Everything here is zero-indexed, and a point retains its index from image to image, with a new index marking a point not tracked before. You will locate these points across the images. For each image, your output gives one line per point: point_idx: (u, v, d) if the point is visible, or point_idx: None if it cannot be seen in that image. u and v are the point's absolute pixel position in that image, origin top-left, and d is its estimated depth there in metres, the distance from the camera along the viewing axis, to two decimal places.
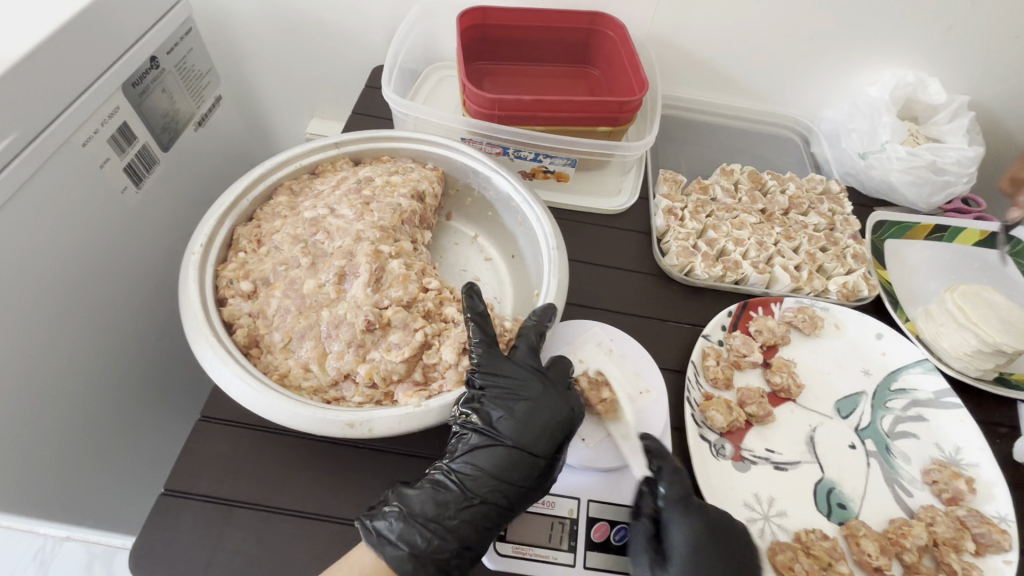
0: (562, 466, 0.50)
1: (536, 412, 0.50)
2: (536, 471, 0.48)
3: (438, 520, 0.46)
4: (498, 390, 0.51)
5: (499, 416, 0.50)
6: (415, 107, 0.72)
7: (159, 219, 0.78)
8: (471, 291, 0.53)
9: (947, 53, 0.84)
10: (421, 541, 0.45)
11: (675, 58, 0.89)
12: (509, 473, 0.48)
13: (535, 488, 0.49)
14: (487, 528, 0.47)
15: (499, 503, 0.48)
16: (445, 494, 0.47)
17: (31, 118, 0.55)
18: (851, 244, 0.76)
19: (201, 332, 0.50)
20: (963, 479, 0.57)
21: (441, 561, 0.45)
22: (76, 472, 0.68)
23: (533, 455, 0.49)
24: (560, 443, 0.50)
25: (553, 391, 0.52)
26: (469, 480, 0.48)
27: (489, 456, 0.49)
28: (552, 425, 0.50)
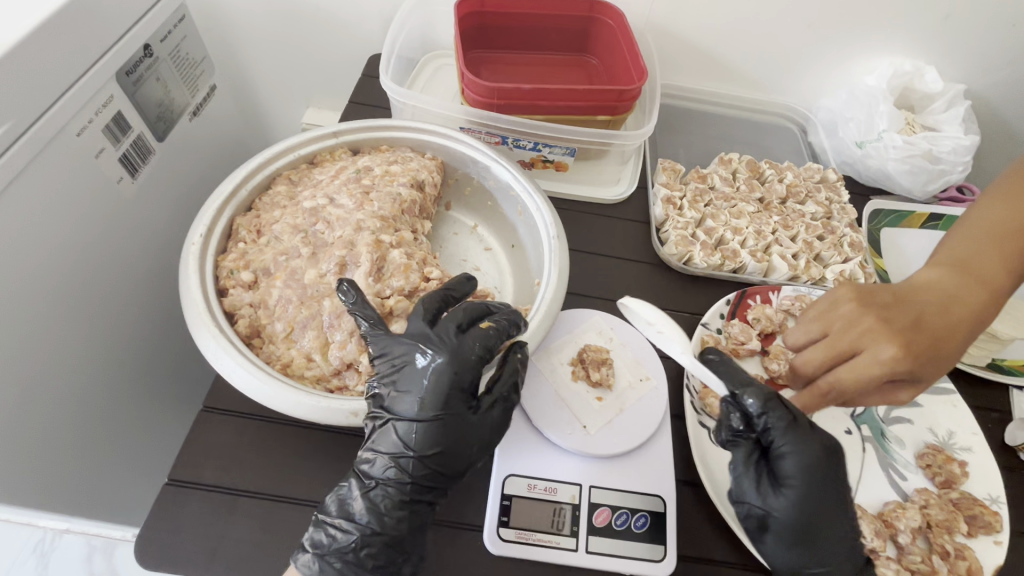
0: (456, 441, 0.46)
1: (425, 380, 0.46)
2: (429, 448, 0.46)
3: (344, 515, 0.46)
4: (385, 370, 0.47)
5: (392, 396, 0.47)
6: (413, 96, 0.71)
7: (156, 210, 0.78)
8: (340, 286, 0.50)
9: (945, 41, 0.84)
10: (326, 539, 0.45)
11: (673, 46, 0.88)
12: (409, 448, 0.46)
13: (441, 456, 0.46)
14: (396, 508, 0.46)
15: (404, 481, 0.46)
16: (348, 491, 0.47)
17: (25, 107, 0.54)
18: (848, 232, 0.76)
19: (203, 323, 0.50)
20: (956, 462, 0.59)
21: (350, 555, 0.45)
22: (78, 465, 0.68)
23: (424, 423, 0.46)
24: (456, 407, 0.46)
25: (441, 351, 0.46)
26: (368, 468, 0.47)
27: (386, 438, 0.46)
28: (442, 390, 0.46)
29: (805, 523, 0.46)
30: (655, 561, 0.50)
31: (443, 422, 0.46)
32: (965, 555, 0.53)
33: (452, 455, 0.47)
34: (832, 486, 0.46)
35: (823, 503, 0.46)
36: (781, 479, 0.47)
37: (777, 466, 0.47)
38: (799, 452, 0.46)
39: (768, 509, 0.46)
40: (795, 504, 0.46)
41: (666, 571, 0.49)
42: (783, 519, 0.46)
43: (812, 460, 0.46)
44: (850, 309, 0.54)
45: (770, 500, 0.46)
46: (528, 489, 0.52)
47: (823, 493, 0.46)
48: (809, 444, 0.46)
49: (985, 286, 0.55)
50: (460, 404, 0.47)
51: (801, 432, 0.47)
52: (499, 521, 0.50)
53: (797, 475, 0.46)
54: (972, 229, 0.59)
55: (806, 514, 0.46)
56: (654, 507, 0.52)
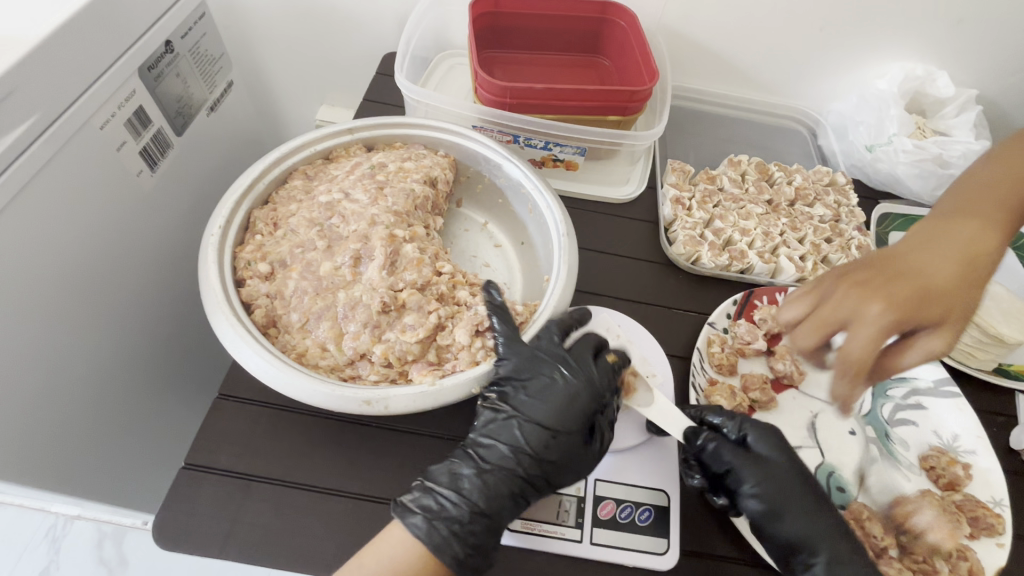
0: (574, 449, 0.50)
1: (555, 398, 0.51)
2: (551, 450, 0.50)
3: (456, 487, 0.48)
4: (510, 373, 0.52)
5: (519, 398, 0.52)
6: (427, 95, 0.73)
7: (174, 203, 0.80)
8: (489, 287, 0.57)
9: (958, 46, 0.84)
10: (435, 505, 0.47)
11: (685, 49, 0.89)
12: (527, 445, 0.50)
13: (552, 462, 0.50)
14: (505, 494, 0.48)
15: (516, 474, 0.49)
16: (460, 467, 0.49)
17: (53, 100, 0.56)
18: (856, 235, 0.77)
19: (221, 311, 0.51)
20: (960, 465, 0.59)
21: (457, 527, 0.46)
22: (95, 450, 0.70)
23: (546, 429, 0.50)
24: (579, 427, 0.51)
25: (578, 373, 0.52)
26: (484, 452, 0.50)
27: (507, 429, 0.51)
28: (569, 408, 0.51)
29: (783, 499, 0.51)
30: (658, 554, 0.50)
31: (567, 437, 0.50)
32: (967, 557, 0.53)
33: (563, 463, 0.50)
34: (790, 486, 0.52)
35: (790, 507, 0.51)
36: (744, 497, 0.52)
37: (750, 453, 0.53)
38: (767, 438, 0.53)
39: (756, 528, 0.51)
40: (769, 515, 0.51)
41: (669, 564, 0.50)
42: (768, 532, 0.51)
43: (758, 470, 0.52)
44: (828, 294, 0.46)
45: (749, 519, 0.52)
46: None
47: (791, 473, 0.52)
48: (768, 429, 0.54)
49: (987, 224, 0.49)
50: (581, 427, 0.51)
51: (741, 447, 0.53)
52: None
53: (755, 489, 0.51)
54: (970, 186, 0.54)
55: (782, 490, 0.51)
56: (657, 501, 0.53)
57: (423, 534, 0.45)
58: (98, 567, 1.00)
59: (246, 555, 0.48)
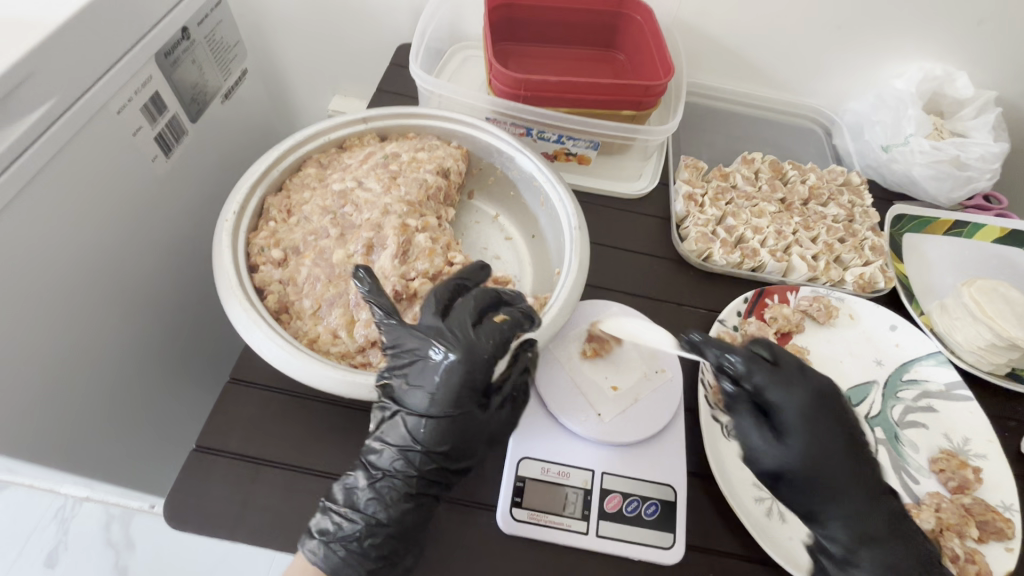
0: (464, 435, 0.48)
1: (439, 377, 0.47)
2: (439, 443, 0.48)
3: (350, 504, 0.47)
4: (396, 363, 0.49)
5: (404, 392, 0.48)
6: (442, 85, 0.72)
7: (187, 190, 0.80)
8: (357, 271, 0.51)
9: (979, 47, 0.83)
10: (332, 526, 0.47)
11: (700, 44, 0.88)
12: (413, 442, 0.48)
13: (443, 452, 0.48)
14: (402, 500, 0.47)
15: (410, 473, 0.48)
16: (354, 482, 0.48)
17: (70, 85, 0.57)
18: (869, 236, 0.76)
19: (235, 295, 0.51)
20: (970, 468, 0.58)
21: (354, 543, 0.46)
22: (105, 433, 0.71)
23: (434, 420, 0.47)
24: (464, 406, 0.47)
25: (451, 346, 0.47)
26: (375, 459, 0.48)
27: (394, 430, 0.48)
28: (455, 387, 0.47)
29: (814, 467, 0.48)
30: (664, 549, 0.50)
31: (458, 417, 0.47)
32: (975, 559, 0.53)
33: (453, 452, 0.48)
34: (834, 427, 0.49)
35: (827, 445, 0.49)
36: (783, 430, 0.50)
37: (776, 418, 0.50)
38: (792, 403, 0.49)
39: (782, 463, 0.49)
40: (803, 450, 0.49)
41: (674, 559, 0.50)
42: (794, 469, 0.49)
43: (807, 408, 0.49)
44: None
45: (778, 453, 0.49)
46: (542, 473, 0.54)
47: (820, 433, 0.49)
48: (794, 391, 0.49)
49: None
50: (471, 403, 0.48)
51: (792, 381, 0.50)
52: (512, 502, 0.52)
53: (794, 424, 0.49)
54: None
55: (812, 460, 0.48)
56: (665, 495, 0.53)
57: (320, 559, 0.45)
58: (107, 549, 1.02)
59: (254, 538, 0.48)
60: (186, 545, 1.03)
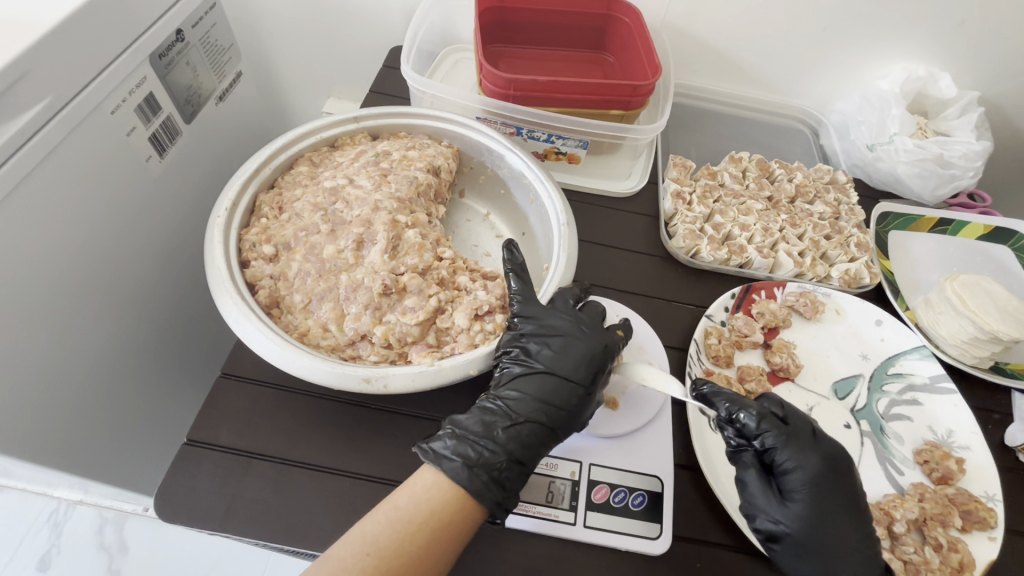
0: (594, 399, 0.52)
1: (575, 347, 0.53)
2: (573, 398, 0.51)
3: (490, 436, 0.48)
4: (538, 330, 0.53)
5: (539, 350, 0.53)
6: (432, 86, 0.74)
7: (180, 190, 0.81)
8: (509, 246, 0.58)
9: (961, 48, 0.84)
10: (474, 453, 0.47)
11: (687, 46, 0.90)
12: (551, 397, 0.51)
13: (572, 414, 0.51)
14: (536, 445, 0.49)
15: (546, 424, 0.50)
16: (493, 418, 0.49)
17: (63, 86, 0.58)
18: (855, 233, 0.77)
19: (226, 289, 0.52)
20: (954, 459, 0.59)
21: (495, 472, 0.46)
22: (95, 434, 0.70)
23: (573, 384, 0.51)
24: (598, 377, 0.52)
25: (594, 330, 0.54)
26: (515, 403, 0.50)
27: (532, 382, 0.51)
28: (590, 356, 0.53)
29: (817, 533, 0.49)
30: (651, 539, 0.51)
31: (587, 383, 0.52)
32: (958, 548, 0.53)
33: (583, 415, 0.52)
34: (842, 498, 0.50)
35: (831, 513, 0.49)
36: (787, 492, 0.50)
37: (783, 481, 0.51)
38: (803, 466, 0.50)
39: (780, 524, 0.49)
40: (805, 516, 0.49)
41: (661, 549, 0.50)
42: (794, 531, 0.49)
43: (816, 472, 0.50)
44: None
45: (778, 513, 0.50)
46: None
47: (830, 504, 0.49)
48: (806, 456, 0.51)
49: None
50: (601, 376, 0.53)
51: (801, 445, 0.51)
52: None
53: (802, 487, 0.50)
54: None
55: (815, 527, 0.49)
56: (652, 486, 0.54)
57: (462, 478, 0.45)
58: (100, 551, 1.02)
59: (244, 530, 0.49)
60: (181, 545, 1.03)
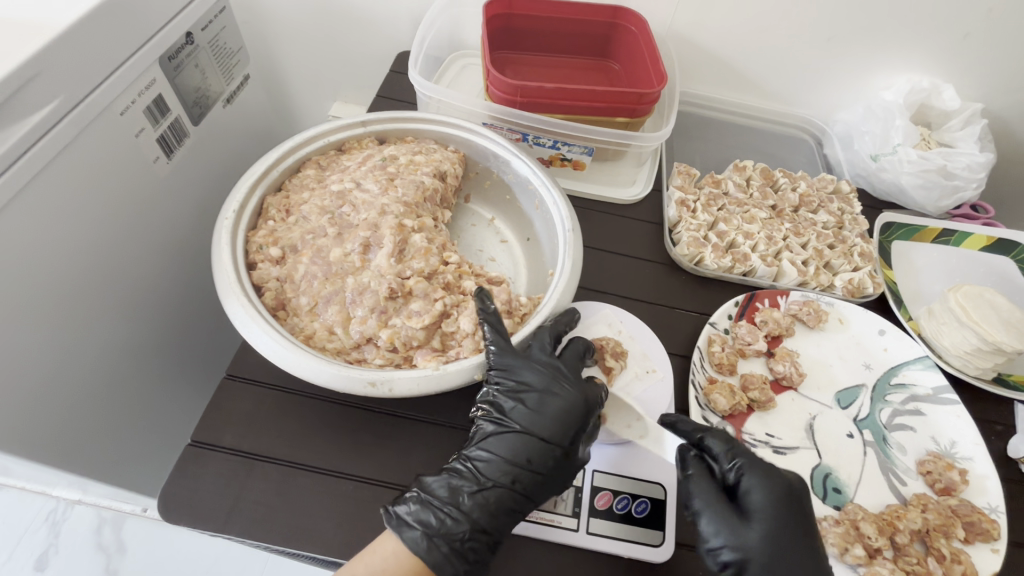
0: (573, 458, 0.51)
1: (549, 404, 0.53)
2: (548, 460, 0.50)
3: (454, 502, 0.48)
4: (513, 385, 0.53)
5: (513, 409, 0.53)
6: (439, 91, 0.74)
7: (186, 191, 0.81)
8: (480, 293, 0.56)
9: (966, 60, 0.85)
10: (435, 521, 0.47)
11: (693, 55, 0.90)
12: (524, 459, 0.50)
13: (548, 476, 0.50)
14: (506, 513, 0.49)
15: (516, 489, 0.49)
16: (460, 482, 0.49)
17: (73, 87, 0.58)
18: (858, 242, 0.78)
19: (232, 291, 0.52)
20: (957, 470, 0.59)
21: (456, 543, 0.46)
22: (97, 434, 0.70)
23: (546, 444, 0.51)
24: (575, 435, 0.52)
25: (570, 385, 0.53)
26: (484, 467, 0.50)
27: (504, 443, 0.51)
28: (566, 413, 0.52)
29: (773, 557, 0.48)
30: (654, 546, 0.51)
31: (562, 445, 0.51)
32: (961, 559, 0.53)
33: (562, 476, 0.51)
34: (803, 523, 0.50)
35: (790, 540, 0.49)
36: (748, 514, 0.50)
37: (744, 502, 0.51)
38: (765, 487, 0.51)
39: (741, 549, 0.48)
40: (764, 537, 0.49)
41: (663, 556, 0.50)
42: (751, 556, 0.48)
43: (778, 494, 0.50)
44: None
45: (739, 535, 0.49)
46: None
47: (792, 529, 0.49)
48: (770, 480, 0.51)
49: None
50: (580, 434, 0.52)
51: (765, 469, 0.52)
52: None
53: (762, 508, 0.50)
54: None
55: (774, 550, 0.48)
56: (655, 493, 0.54)
57: (422, 550, 0.45)
58: (98, 552, 1.01)
59: (247, 532, 0.49)
60: (179, 547, 1.03)
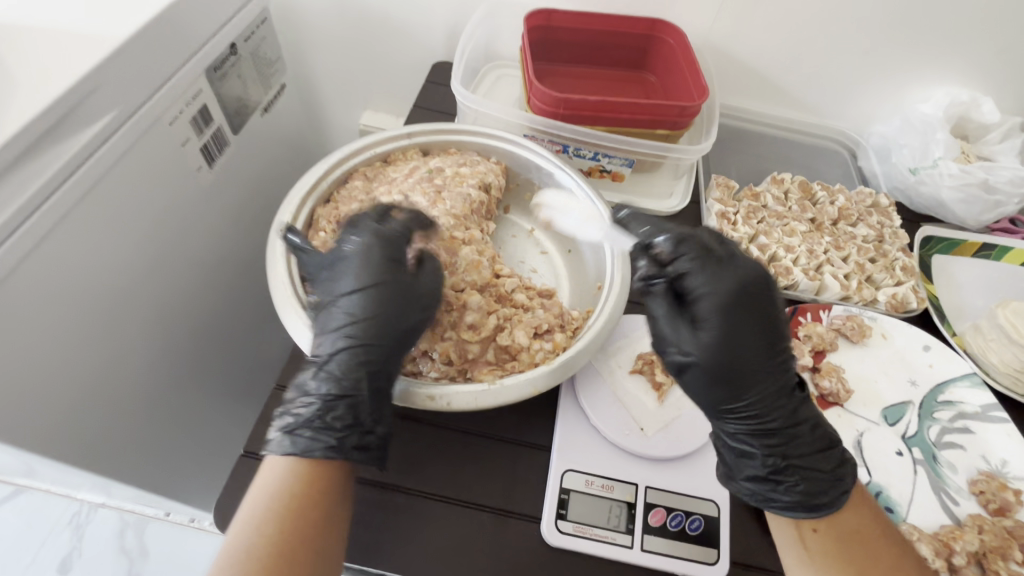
0: (400, 298, 0.50)
1: (351, 262, 0.51)
2: (370, 309, 0.49)
3: (306, 393, 0.47)
4: (325, 270, 0.52)
5: (331, 285, 0.51)
6: (482, 103, 0.75)
7: (225, 200, 0.82)
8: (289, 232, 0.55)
9: (1007, 74, 0.84)
10: (294, 415, 0.46)
11: (729, 67, 0.91)
12: (354, 323, 0.49)
13: (381, 320, 0.49)
14: (358, 373, 0.48)
15: (355, 348, 0.48)
16: (307, 375, 0.48)
17: (129, 99, 0.59)
18: (901, 257, 0.77)
19: (292, 305, 0.53)
20: (1011, 491, 0.58)
21: (317, 421, 0.46)
22: (138, 441, 0.71)
23: (363, 295, 0.49)
24: (387, 275, 0.50)
25: (364, 236, 0.52)
26: (323, 349, 0.49)
27: (330, 318, 0.50)
28: (372, 263, 0.51)
29: (731, 366, 0.47)
30: (710, 564, 0.50)
31: (377, 288, 0.50)
32: None
33: (388, 317, 0.49)
34: (757, 327, 0.48)
35: (746, 340, 0.47)
36: (698, 320, 0.48)
37: (693, 308, 0.48)
38: (709, 291, 0.48)
39: (691, 353, 0.48)
40: (712, 341, 0.47)
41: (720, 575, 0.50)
42: (702, 359, 0.47)
43: (727, 295, 0.47)
44: None
45: (691, 342, 0.48)
46: (586, 486, 0.54)
47: (748, 334, 0.47)
48: (721, 279, 0.48)
49: None
50: (393, 276, 0.51)
51: (719, 269, 0.48)
52: (558, 514, 0.52)
53: (710, 312, 0.47)
54: None
55: (731, 355, 0.47)
56: (708, 511, 0.53)
57: (288, 446, 0.45)
58: (121, 556, 1.02)
59: None
60: (202, 553, 1.03)
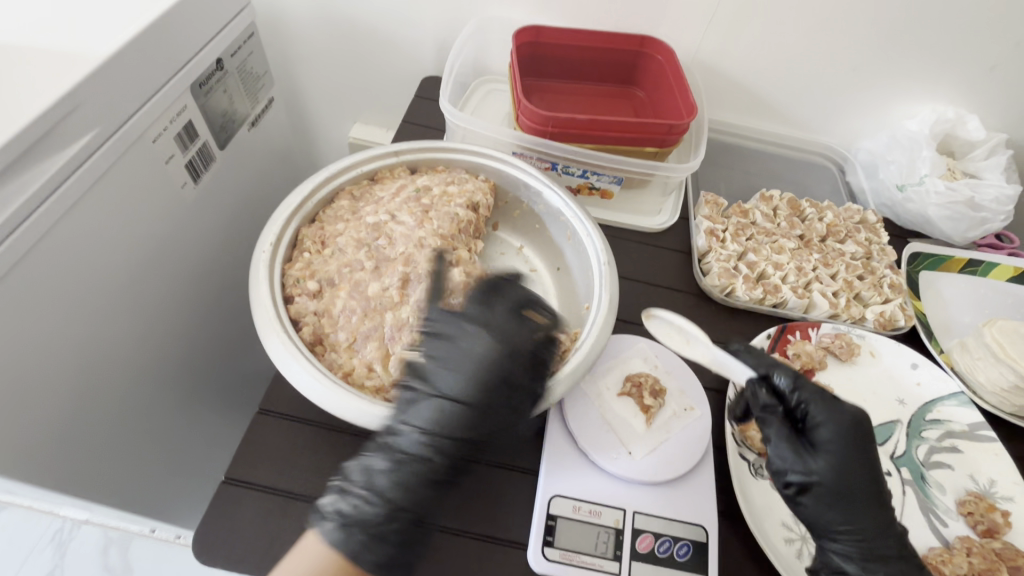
0: (502, 417, 0.50)
1: (454, 365, 0.51)
2: (469, 428, 0.49)
3: (370, 486, 0.46)
4: (434, 354, 0.52)
5: (444, 382, 0.51)
6: (470, 121, 0.74)
7: (211, 214, 0.81)
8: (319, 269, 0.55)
9: (991, 92, 0.85)
10: (349, 508, 0.45)
11: (717, 83, 0.91)
12: (444, 429, 0.48)
13: (473, 442, 0.49)
14: (421, 488, 0.47)
15: (436, 458, 0.48)
16: (370, 459, 0.47)
17: (111, 118, 0.58)
18: (889, 274, 0.77)
19: (272, 327, 0.52)
20: (999, 512, 0.58)
21: (372, 528, 0.45)
22: (119, 463, 0.69)
23: (457, 406, 0.49)
24: (496, 391, 0.51)
25: (497, 333, 0.53)
26: (403, 440, 0.48)
27: (420, 412, 0.49)
28: (482, 370, 0.51)
29: (843, 486, 0.50)
30: None
31: (470, 409, 0.50)
32: None
33: (475, 435, 0.49)
34: (870, 454, 0.52)
35: (855, 464, 0.51)
36: (818, 445, 0.52)
37: (813, 435, 0.53)
38: (829, 421, 0.52)
39: (811, 475, 0.51)
40: (833, 464, 0.51)
41: None
42: (822, 480, 0.51)
43: (844, 426, 0.52)
44: None
45: (812, 463, 0.51)
46: (574, 511, 0.53)
47: (855, 459, 0.51)
48: (838, 411, 0.53)
49: None
50: (504, 388, 0.51)
51: (833, 402, 0.53)
52: (545, 541, 0.51)
53: (831, 440, 0.52)
54: None
55: (842, 477, 0.51)
56: (697, 536, 0.53)
57: (339, 542, 0.44)
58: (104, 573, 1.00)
59: None
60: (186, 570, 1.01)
